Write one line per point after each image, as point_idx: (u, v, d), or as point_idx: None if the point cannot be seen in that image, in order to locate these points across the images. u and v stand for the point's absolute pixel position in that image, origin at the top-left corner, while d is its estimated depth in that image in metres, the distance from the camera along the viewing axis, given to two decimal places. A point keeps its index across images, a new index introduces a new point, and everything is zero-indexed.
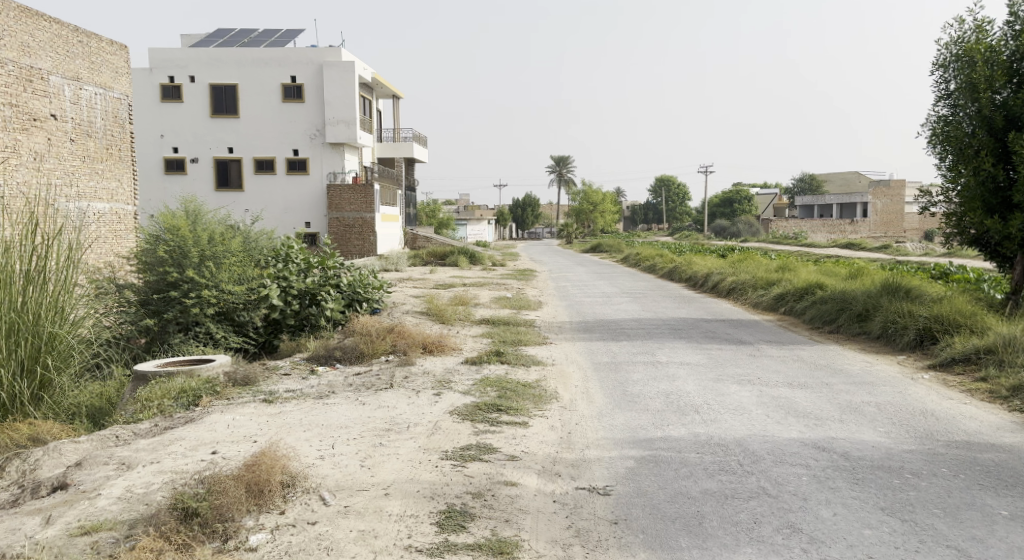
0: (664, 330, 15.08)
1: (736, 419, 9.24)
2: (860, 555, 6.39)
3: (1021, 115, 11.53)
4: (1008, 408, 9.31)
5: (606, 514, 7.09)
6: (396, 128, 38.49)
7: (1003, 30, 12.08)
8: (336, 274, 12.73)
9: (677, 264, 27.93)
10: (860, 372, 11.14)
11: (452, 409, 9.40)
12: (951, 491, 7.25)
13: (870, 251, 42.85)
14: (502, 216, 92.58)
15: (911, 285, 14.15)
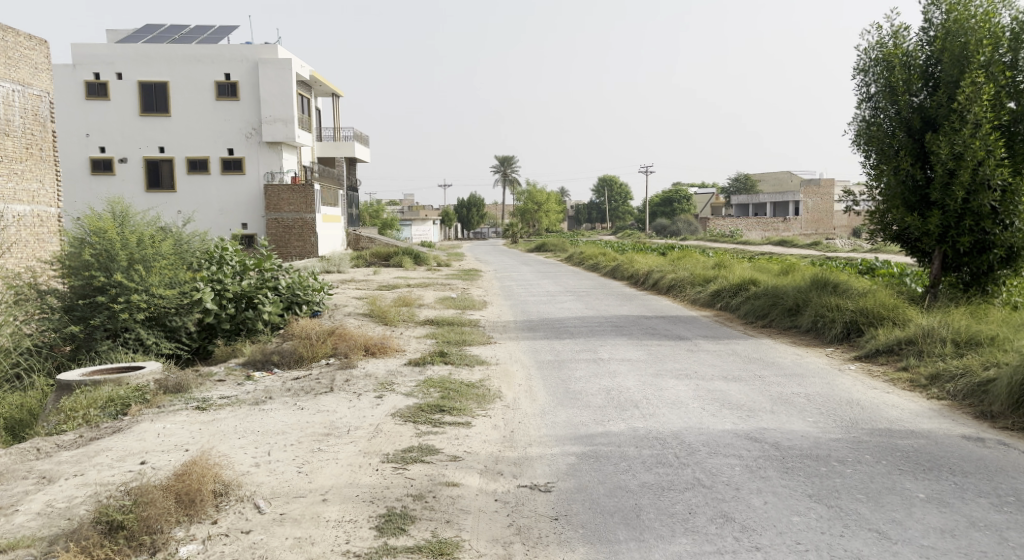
0: (606, 327, 15.19)
1: (674, 412, 9.37)
2: (789, 542, 6.52)
3: (937, 117, 11.99)
4: (928, 395, 9.61)
5: (546, 511, 7.13)
6: (336, 127, 38.13)
7: (918, 36, 12.49)
8: (273, 278, 12.64)
9: (619, 262, 28.12)
10: (791, 364, 11.38)
11: (394, 411, 9.35)
12: (874, 476, 7.45)
13: (802, 248, 43.84)
14: (448, 216, 92.24)
15: (839, 280, 14.51)
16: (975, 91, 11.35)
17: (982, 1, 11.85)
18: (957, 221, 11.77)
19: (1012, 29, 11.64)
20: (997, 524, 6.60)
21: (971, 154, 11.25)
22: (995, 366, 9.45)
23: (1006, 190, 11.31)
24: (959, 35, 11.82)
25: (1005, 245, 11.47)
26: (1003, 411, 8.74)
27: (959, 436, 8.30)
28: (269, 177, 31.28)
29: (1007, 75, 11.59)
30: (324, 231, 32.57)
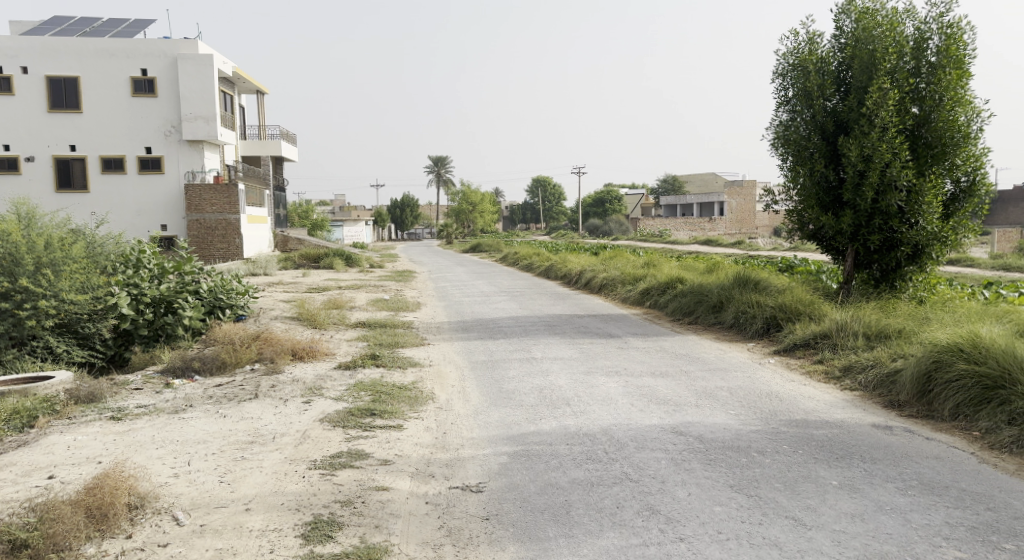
0: (539, 327, 15.23)
1: (604, 409, 9.42)
2: (711, 532, 6.60)
3: (848, 120, 12.31)
4: (841, 386, 9.86)
5: (477, 511, 7.09)
6: (262, 125, 37.48)
7: (831, 42, 12.81)
8: (194, 281, 12.34)
9: (553, 262, 28.21)
10: (716, 359, 11.56)
11: (322, 417, 9.20)
12: (791, 466, 7.60)
13: (727, 246, 44.82)
14: (380, 216, 91.54)
15: (760, 277, 14.83)
16: (882, 97, 11.70)
17: (888, 11, 12.24)
18: (867, 220, 12.11)
19: (916, 38, 12.03)
20: (903, 507, 6.78)
21: (879, 156, 11.59)
22: (902, 357, 9.75)
23: (911, 191, 11.71)
24: (868, 43, 12.16)
25: (911, 242, 11.86)
26: (909, 400, 9.00)
27: (869, 424, 8.52)
28: (190, 176, 30.62)
29: (910, 81, 11.98)
30: (250, 232, 32.01)
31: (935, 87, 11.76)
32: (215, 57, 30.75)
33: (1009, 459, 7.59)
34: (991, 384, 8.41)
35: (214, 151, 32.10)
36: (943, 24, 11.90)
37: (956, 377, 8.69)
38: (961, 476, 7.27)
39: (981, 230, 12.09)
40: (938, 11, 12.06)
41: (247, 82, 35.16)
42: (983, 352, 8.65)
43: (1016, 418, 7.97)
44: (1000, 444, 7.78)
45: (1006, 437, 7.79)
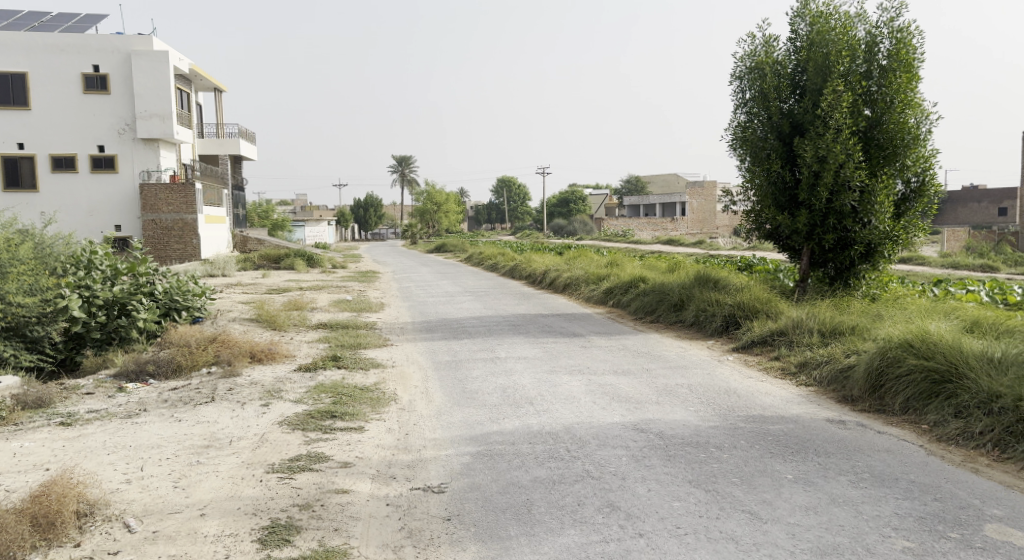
0: (503, 327, 15.19)
1: (567, 407, 9.42)
2: (669, 527, 6.62)
3: (804, 122, 12.44)
4: (797, 382, 9.97)
5: (439, 512, 7.04)
6: (220, 124, 37.04)
7: (786, 45, 12.93)
8: (149, 282, 12.20)
9: (518, 262, 28.20)
10: (676, 357, 11.62)
11: (282, 420, 9.10)
12: (748, 460, 7.66)
13: (689, 246, 45.13)
14: (343, 216, 90.95)
15: (720, 276, 14.95)
16: (836, 99, 11.85)
17: (841, 15, 12.38)
18: (822, 220, 12.26)
19: (867, 41, 12.20)
20: (854, 499, 6.86)
21: (833, 157, 11.74)
22: (855, 352, 9.87)
23: (864, 190, 11.89)
24: (822, 46, 12.30)
25: (864, 241, 12.04)
26: (862, 394, 9.11)
27: (824, 419, 8.61)
28: (145, 176, 30.25)
29: (863, 84, 12.15)
30: (207, 232, 31.65)
31: (887, 90, 11.92)
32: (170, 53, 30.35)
33: (956, 450, 7.71)
34: (940, 377, 8.54)
35: (170, 150, 31.69)
36: (893, 28, 12.07)
37: (906, 372, 8.81)
38: (911, 468, 7.36)
39: (931, 229, 12.31)
40: (889, 16, 12.23)
41: (204, 79, 34.74)
42: (931, 346, 8.77)
43: (963, 411, 8.11)
44: (948, 437, 7.91)
45: (953, 430, 7.92)
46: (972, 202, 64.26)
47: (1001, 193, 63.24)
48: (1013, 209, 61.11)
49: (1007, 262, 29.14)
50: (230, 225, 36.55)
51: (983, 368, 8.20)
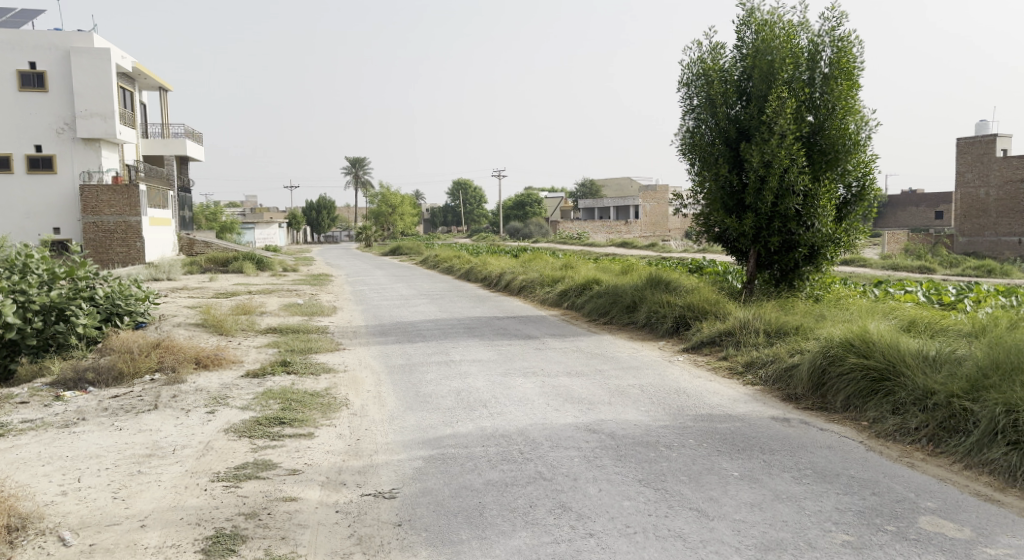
0: (458, 329, 15.12)
1: (521, 409, 9.39)
2: (619, 526, 6.61)
3: (750, 128, 12.58)
4: (744, 381, 10.07)
5: (389, 517, 6.96)
6: (165, 124, 36.42)
7: (733, 53, 13.06)
8: (88, 286, 11.91)
9: (473, 265, 28.16)
10: (628, 357, 11.66)
11: (228, 427, 8.93)
12: (696, 459, 7.69)
13: (641, 249, 45.39)
14: (295, 218, 89.88)
15: (672, 278, 15.05)
16: (780, 105, 12.00)
17: (784, 23, 12.53)
18: (768, 223, 12.42)
19: (809, 50, 12.37)
20: (798, 495, 6.92)
21: (778, 163, 11.89)
22: (799, 352, 9.99)
23: (807, 194, 12.06)
24: (767, 53, 12.45)
25: (808, 244, 12.21)
26: (805, 393, 9.22)
27: (769, 417, 8.70)
28: (85, 176, 29.66)
29: (806, 91, 12.32)
30: (152, 234, 31.08)
31: (829, 96, 12.10)
32: (112, 51, 29.77)
33: (893, 445, 7.83)
34: (879, 376, 8.66)
35: (112, 150, 31.11)
36: (834, 37, 12.26)
37: (846, 370, 8.93)
38: (851, 464, 7.46)
39: (871, 232, 12.53)
40: (830, 25, 12.42)
41: (148, 79, 34.16)
42: (871, 345, 8.89)
43: (900, 408, 8.24)
44: (886, 433, 8.03)
45: (890, 426, 8.05)
46: (911, 206, 65.97)
47: (938, 197, 64.65)
48: (950, 213, 62.47)
49: (943, 263, 29.77)
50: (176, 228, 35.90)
51: (919, 366, 8.34)
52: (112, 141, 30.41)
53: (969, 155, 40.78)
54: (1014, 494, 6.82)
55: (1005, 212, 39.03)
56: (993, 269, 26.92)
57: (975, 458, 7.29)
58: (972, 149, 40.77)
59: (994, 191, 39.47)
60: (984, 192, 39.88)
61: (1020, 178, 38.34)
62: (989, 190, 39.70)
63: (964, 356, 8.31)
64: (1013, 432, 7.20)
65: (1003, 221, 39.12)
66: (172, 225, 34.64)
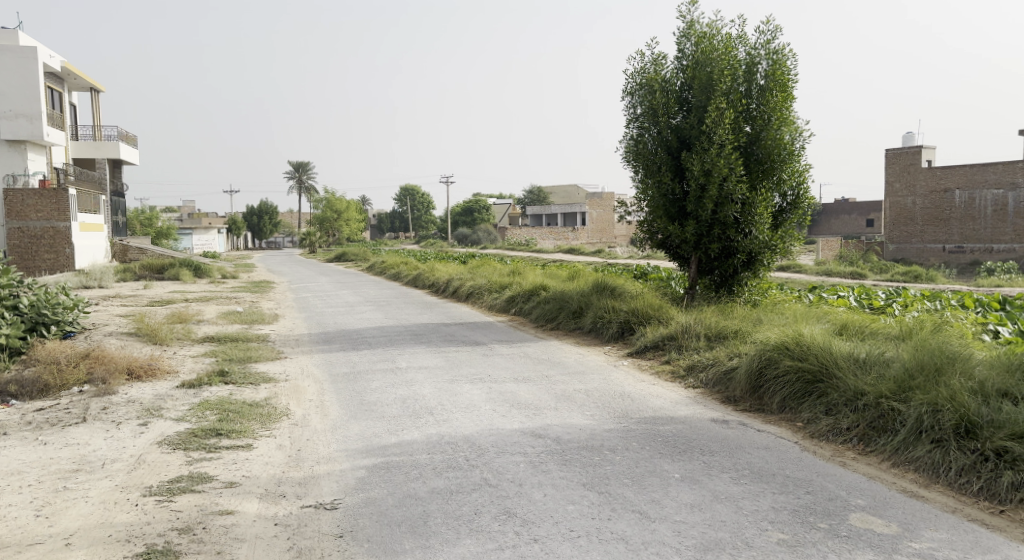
0: (404, 336, 14.96)
1: (467, 416, 9.29)
2: (563, 531, 6.55)
3: (690, 137, 12.68)
4: (686, 385, 10.12)
5: (330, 529, 6.80)
6: (96, 125, 35.56)
7: (674, 63, 13.15)
8: (14, 295, 11.58)
9: (420, 271, 27.96)
10: (574, 362, 11.65)
11: (162, 439, 8.68)
12: (639, 461, 7.68)
13: (588, 255, 45.49)
14: (236, 224, 88.30)
15: (617, 283, 15.11)
16: (719, 116, 12.12)
17: (723, 36, 12.67)
18: (708, 230, 12.54)
19: (747, 62, 12.52)
20: (736, 495, 6.94)
21: (717, 171, 12.02)
22: (738, 355, 10.08)
23: (745, 202, 12.22)
24: (706, 65, 12.57)
25: (746, 250, 12.37)
26: (743, 395, 9.29)
27: (709, 419, 8.73)
28: (11, 179, 28.86)
29: (743, 102, 12.47)
30: (82, 240, 30.27)
31: (765, 107, 12.29)
32: (39, 51, 28.96)
33: (827, 446, 7.91)
34: (812, 377, 8.76)
35: (38, 152, 30.31)
36: (770, 50, 12.43)
37: (782, 372, 9.02)
38: (787, 464, 7.51)
39: (806, 238, 12.76)
40: (766, 38, 12.59)
41: (79, 79, 33.29)
42: (805, 348, 9.00)
43: (832, 409, 8.33)
44: (820, 433, 8.12)
45: (823, 427, 8.13)
46: (844, 214, 67.56)
47: (869, 205, 66.84)
48: (880, 220, 64.29)
49: (873, 270, 30.48)
50: (109, 234, 35.00)
51: (850, 368, 8.45)
52: (39, 143, 29.64)
53: (897, 165, 41.78)
54: (939, 490, 6.92)
55: (931, 220, 40.17)
56: (919, 274, 27.62)
57: (902, 456, 7.39)
58: (900, 159, 41.75)
59: (920, 200, 40.56)
60: (910, 201, 40.92)
61: (945, 188, 39.63)
62: (916, 199, 40.81)
63: (892, 358, 8.45)
64: (937, 430, 7.32)
65: (928, 229, 40.28)
66: (104, 230, 33.80)
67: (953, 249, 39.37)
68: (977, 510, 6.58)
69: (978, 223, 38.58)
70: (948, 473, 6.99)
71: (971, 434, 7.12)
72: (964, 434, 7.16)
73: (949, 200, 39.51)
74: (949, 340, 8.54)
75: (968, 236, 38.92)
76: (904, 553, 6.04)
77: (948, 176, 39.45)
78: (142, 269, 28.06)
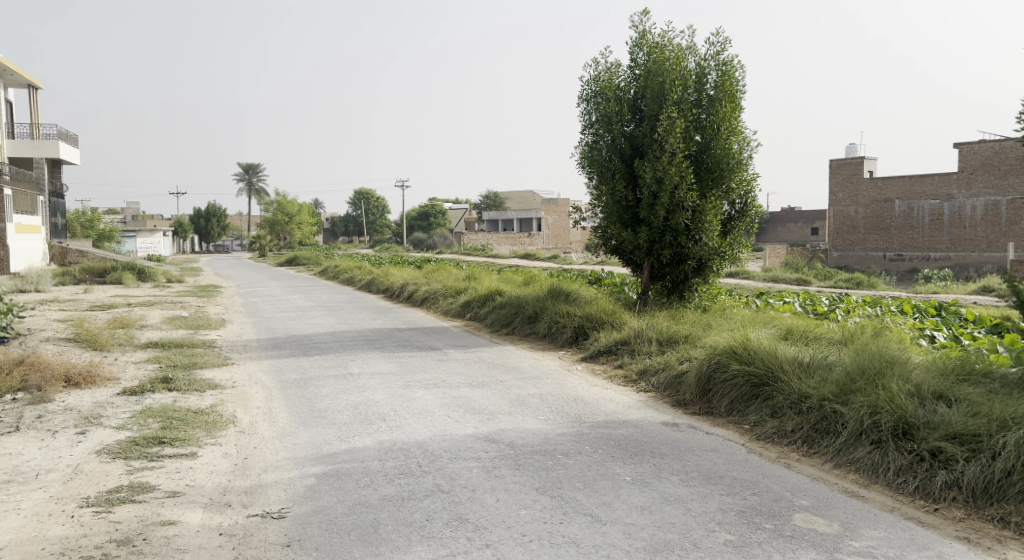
0: (357, 342, 14.76)
1: (420, 422, 9.15)
2: (516, 536, 6.46)
3: (643, 145, 12.70)
4: (637, 388, 10.10)
5: (277, 538, 6.62)
6: (33, 124, 34.74)
7: (627, 72, 13.16)
8: None
9: (375, 276, 27.68)
10: (528, 367, 11.57)
11: (101, 448, 8.41)
12: (591, 465, 7.62)
13: (544, 261, 45.44)
14: (183, 227, 86.78)
15: (572, 289, 15.08)
16: (670, 124, 12.16)
17: (674, 46, 12.71)
18: (660, 237, 12.56)
19: (696, 72, 12.59)
20: (685, 497, 6.91)
21: (668, 179, 12.05)
22: (688, 359, 10.08)
23: (696, 210, 12.28)
24: (658, 74, 12.60)
25: (696, 257, 12.42)
26: (693, 399, 9.29)
27: (660, 422, 8.71)
28: None
29: (693, 111, 12.53)
30: (19, 243, 29.48)
31: (714, 117, 12.36)
32: None
33: (772, 448, 7.93)
34: (758, 381, 8.78)
35: None
36: (719, 61, 12.51)
37: (729, 376, 9.03)
38: (734, 465, 7.52)
39: (754, 246, 12.87)
40: (716, 49, 12.67)
41: (16, 76, 32.51)
42: (752, 352, 9.02)
43: (777, 412, 8.36)
44: (765, 435, 8.15)
45: (769, 429, 8.16)
46: (791, 222, 68.63)
47: (815, 214, 67.85)
48: (825, 229, 65.39)
49: (818, 276, 30.92)
50: (47, 236, 34.12)
51: (794, 371, 8.49)
52: None
53: (841, 175, 42.51)
54: (878, 490, 6.96)
55: (872, 229, 40.89)
56: (861, 280, 28.12)
57: (844, 457, 7.42)
58: (843, 170, 42.50)
59: (862, 209, 41.26)
60: (853, 210, 41.60)
61: (886, 198, 40.41)
62: (858, 208, 41.57)
63: (834, 362, 8.51)
64: (876, 432, 7.37)
65: (870, 237, 40.98)
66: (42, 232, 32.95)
67: (893, 257, 40.13)
68: (914, 509, 6.62)
69: (917, 232, 39.38)
70: (887, 473, 7.03)
71: (908, 435, 7.18)
72: (902, 435, 7.21)
73: (890, 209, 40.33)
74: (888, 344, 8.62)
75: (907, 245, 39.70)
76: (845, 552, 6.04)
77: (889, 186, 40.25)
78: (82, 273, 27.40)
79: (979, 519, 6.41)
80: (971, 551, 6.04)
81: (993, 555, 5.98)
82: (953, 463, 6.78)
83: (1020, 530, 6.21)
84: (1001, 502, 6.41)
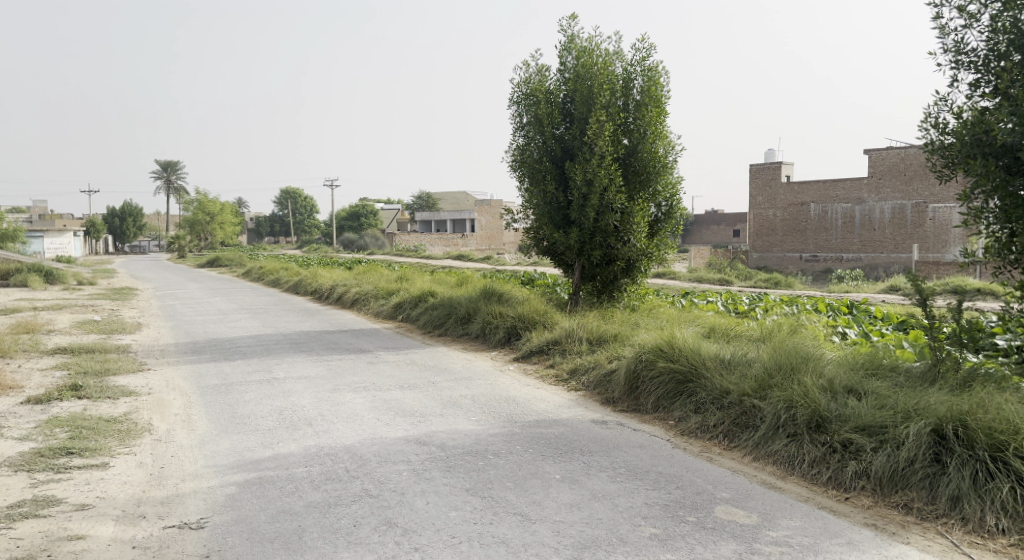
0: (283, 345, 14.37)
1: (348, 426, 8.91)
2: (446, 538, 6.29)
3: (573, 147, 12.65)
4: (569, 388, 10.01)
5: (195, 550, 6.32)
6: None
7: (557, 75, 13.09)
8: None
9: (303, 277, 27.16)
10: (459, 368, 11.39)
11: (4, 461, 7.96)
12: (521, 464, 7.49)
13: (476, 262, 45.23)
14: (96, 226, 83.85)
15: (504, 289, 14.95)
16: (599, 127, 12.13)
17: (601, 51, 12.70)
18: (589, 238, 12.49)
19: (623, 77, 12.60)
20: (613, 493, 6.83)
21: (598, 181, 12.00)
22: (618, 358, 10.03)
23: (624, 212, 12.26)
24: (587, 78, 12.57)
25: (624, 257, 12.42)
26: (621, 396, 9.25)
27: (590, 421, 8.62)
28: None
29: (621, 116, 12.54)
30: None
31: (640, 122, 12.40)
32: None
33: (695, 443, 7.91)
34: (683, 378, 8.77)
35: None
36: (644, 67, 12.55)
37: (656, 374, 9.01)
38: (658, 461, 7.47)
39: (679, 247, 12.93)
40: (641, 55, 12.71)
41: None
42: (677, 349, 9.01)
43: (701, 407, 8.36)
44: (689, 431, 8.13)
45: (693, 425, 8.14)
46: (715, 225, 69.81)
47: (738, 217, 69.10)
48: (746, 231, 66.71)
49: (740, 276, 31.33)
50: None
51: (716, 368, 8.50)
52: None
53: (757, 182, 43.52)
54: (794, 481, 6.97)
55: (789, 231, 41.79)
56: (779, 280, 28.58)
57: (762, 450, 7.44)
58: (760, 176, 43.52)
59: (779, 213, 42.14)
60: (771, 213, 42.44)
61: (801, 202, 41.32)
62: (776, 211, 42.42)
63: (753, 358, 8.54)
64: (792, 425, 7.39)
65: (788, 239, 41.90)
66: None
67: (809, 257, 41.11)
68: (827, 499, 6.65)
69: (831, 234, 40.32)
70: (802, 465, 7.07)
71: (822, 428, 7.22)
72: (816, 428, 7.26)
73: (806, 212, 41.23)
74: (805, 341, 8.71)
75: (821, 246, 40.67)
76: (763, 542, 6.02)
77: (805, 191, 41.18)
78: None
79: (885, 507, 6.46)
80: (878, 537, 6.08)
81: (898, 540, 6.02)
82: (862, 454, 6.83)
83: (922, 515, 6.27)
84: (905, 489, 6.48)
